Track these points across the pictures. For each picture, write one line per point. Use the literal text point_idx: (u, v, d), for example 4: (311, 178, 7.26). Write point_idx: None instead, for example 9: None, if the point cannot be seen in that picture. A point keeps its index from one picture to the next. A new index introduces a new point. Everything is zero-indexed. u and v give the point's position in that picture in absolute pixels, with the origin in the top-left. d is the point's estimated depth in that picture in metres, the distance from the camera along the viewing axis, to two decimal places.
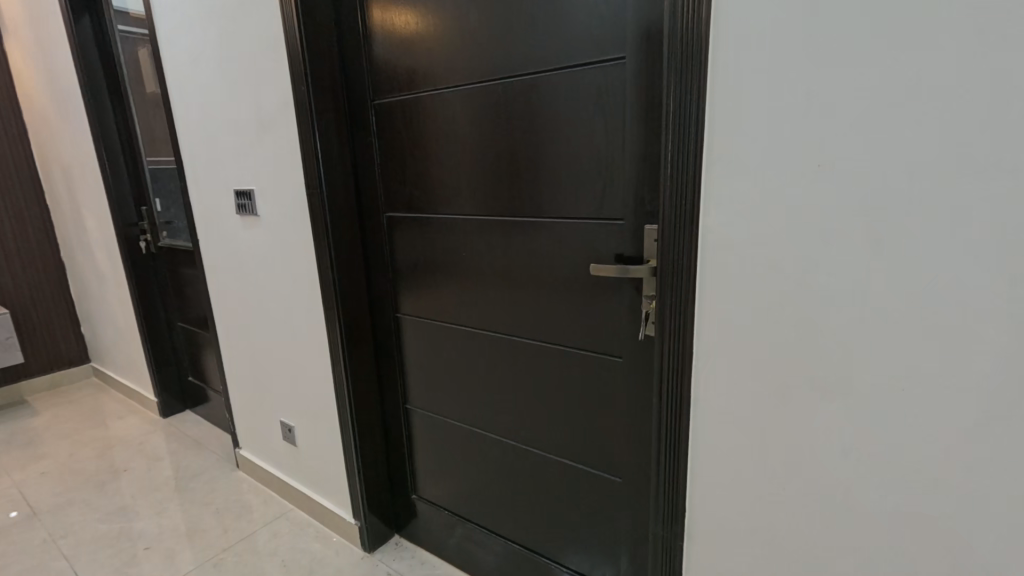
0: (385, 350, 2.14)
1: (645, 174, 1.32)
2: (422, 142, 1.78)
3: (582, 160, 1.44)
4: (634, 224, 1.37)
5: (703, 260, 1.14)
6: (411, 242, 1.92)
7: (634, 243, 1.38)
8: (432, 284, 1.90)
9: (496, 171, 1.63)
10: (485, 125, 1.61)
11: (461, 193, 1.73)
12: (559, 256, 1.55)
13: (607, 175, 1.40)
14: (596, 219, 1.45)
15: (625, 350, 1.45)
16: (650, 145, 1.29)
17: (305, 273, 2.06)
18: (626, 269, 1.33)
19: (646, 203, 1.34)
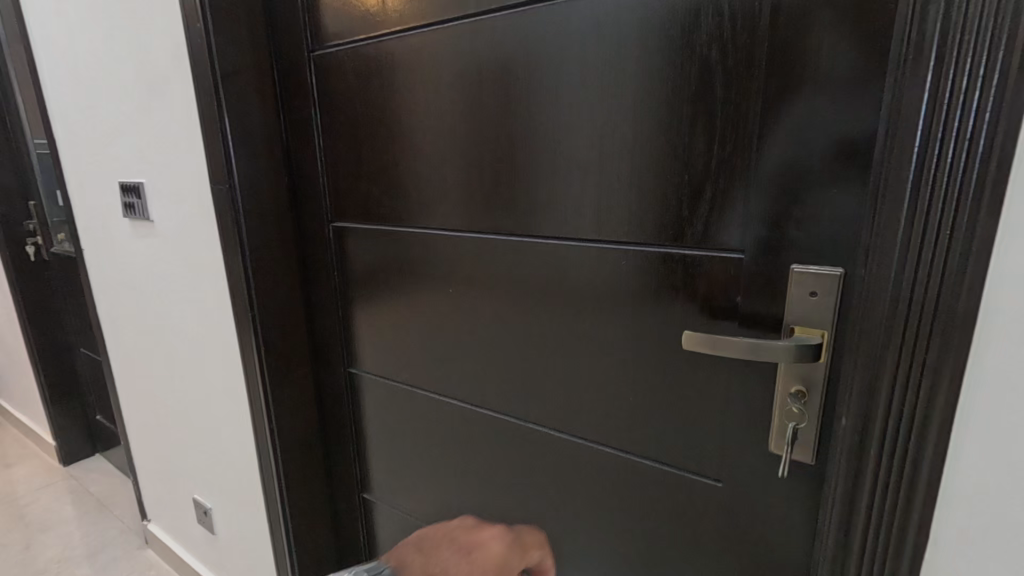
0: (333, 418, 1.51)
1: (816, 180, 0.69)
2: (388, 119, 1.15)
3: (660, 152, 0.82)
4: (774, 270, 0.75)
5: (977, 358, 0.54)
6: (371, 268, 1.30)
7: (771, 297, 0.76)
8: (404, 332, 1.28)
9: (505, 166, 1.01)
10: (488, 93, 1.00)
11: (454, 199, 1.11)
12: (607, 307, 0.93)
13: (714, 178, 0.78)
14: (686, 253, 0.83)
15: (722, 469, 0.86)
16: (842, 130, 0.67)
17: (216, 310, 1.41)
18: (765, 348, 0.71)
19: (812, 235, 0.71)
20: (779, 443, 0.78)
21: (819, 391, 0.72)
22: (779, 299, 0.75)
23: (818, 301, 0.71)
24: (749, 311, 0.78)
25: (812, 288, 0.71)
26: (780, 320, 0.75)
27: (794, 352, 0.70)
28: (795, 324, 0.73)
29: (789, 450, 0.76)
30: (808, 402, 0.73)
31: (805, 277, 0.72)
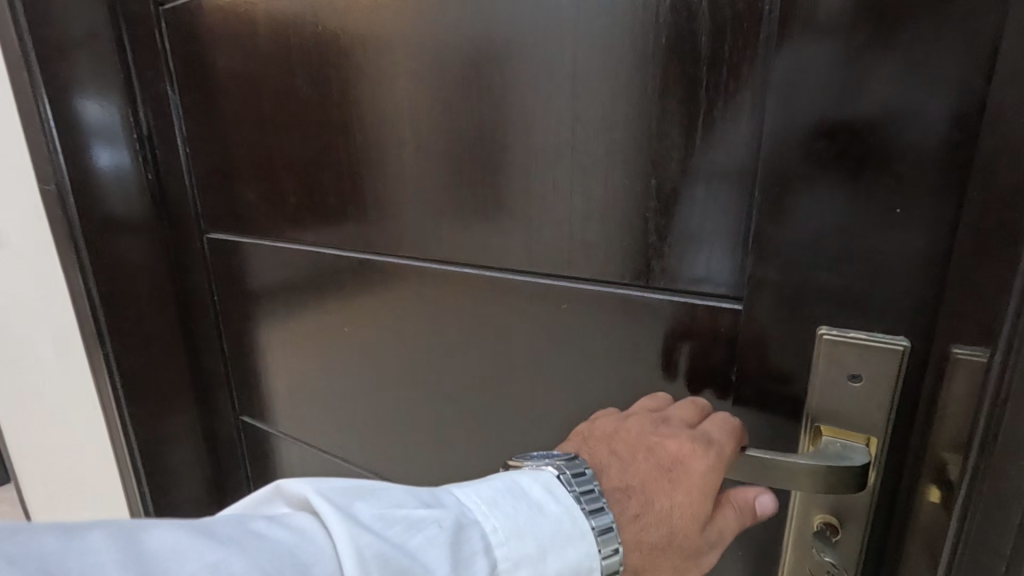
0: (228, 473, 1.21)
1: (873, 201, 0.42)
2: (257, 100, 0.83)
3: (631, 152, 0.56)
4: (793, 335, 0.47)
5: None
6: (252, 294, 0.99)
7: (789, 375, 0.48)
8: (299, 377, 0.99)
9: (410, 168, 0.72)
10: (390, 65, 0.70)
11: (345, 212, 0.80)
12: (552, 358, 0.67)
13: (713, 192, 0.53)
14: (665, 294, 0.58)
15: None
16: (927, 118, 0.39)
17: (64, 343, 1.10)
18: (781, 466, 0.45)
19: (860, 285, 0.43)
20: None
21: (861, 527, 0.46)
22: (802, 381, 0.47)
23: (862, 388, 0.44)
24: (752, 395, 0.50)
25: (854, 367, 0.44)
26: (799, 410, 0.48)
27: (827, 477, 0.43)
28: (823, 422, 0.46)
29: None
30: (844, 543, 0.46)
31: (841, 350, 0.44)
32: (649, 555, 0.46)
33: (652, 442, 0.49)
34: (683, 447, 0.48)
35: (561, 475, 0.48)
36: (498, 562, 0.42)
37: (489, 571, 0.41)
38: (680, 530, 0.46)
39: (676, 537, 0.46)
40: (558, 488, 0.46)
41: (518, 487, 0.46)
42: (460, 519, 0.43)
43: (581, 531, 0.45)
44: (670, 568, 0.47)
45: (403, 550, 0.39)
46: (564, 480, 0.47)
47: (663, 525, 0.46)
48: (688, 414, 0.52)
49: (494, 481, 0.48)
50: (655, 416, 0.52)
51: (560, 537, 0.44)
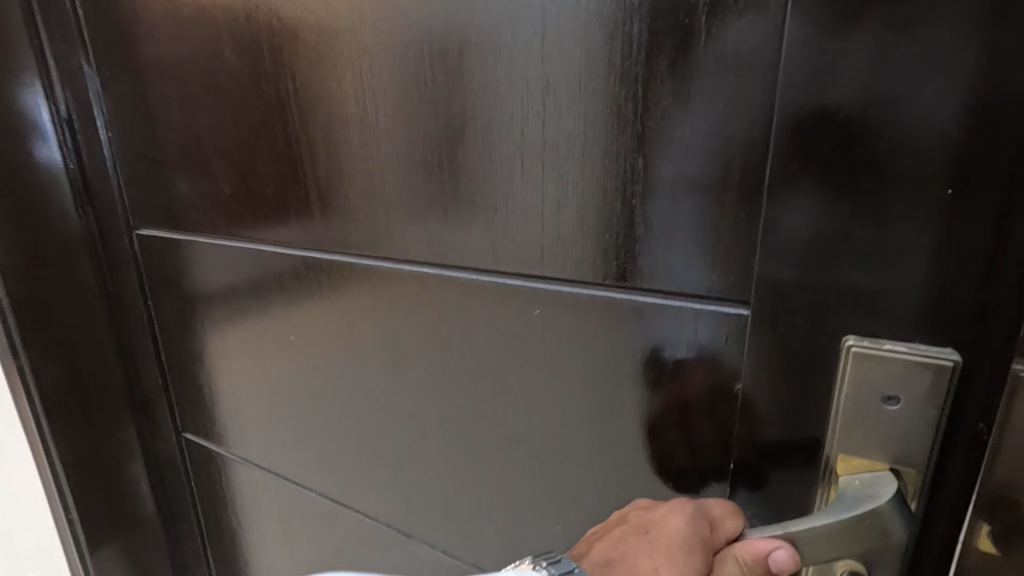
0: (172, 492, 1.08)
1: (905, 180, 0.34)
2: (183, 78, 0.72)
3: (617, 133, 0.47)
4: (807, 344, 0.39)
5: None
6: (192, 300, 0.88)
7: (804, 393, 0.40)
8: (247, 389, 0.87)
9: (359, 154, 0.62)
10: (333, 34, 0.59)
11: (288, 200, 0.69)
12: (527, 366, 0.58)
13: (704, 180, 0.44)
14: (648, 292, 0.50)
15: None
16: (982, 76, 0.31)
17: None
18: (796, 540, 0.38)
19: (887, 285, 0.36)
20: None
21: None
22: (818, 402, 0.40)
23: (894, 414, 0.36)
24: (760, 417, 0.43)
25: (886, 390, 0.37)
26: (817, 440, 0.40)
27: (845, 526, 0.37)
28: (846, 455, 0.39)
29: None
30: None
31: (870, 367, 0.37)
32: None
33: (634, 525, 0.44)
34: (662, 515, 0.43)
35: (535, 559, 0.41)
36: None
37: None
38: None
39: None
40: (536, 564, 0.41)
41: None
42: None
43: None
44: None
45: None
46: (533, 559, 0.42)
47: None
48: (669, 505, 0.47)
49: None
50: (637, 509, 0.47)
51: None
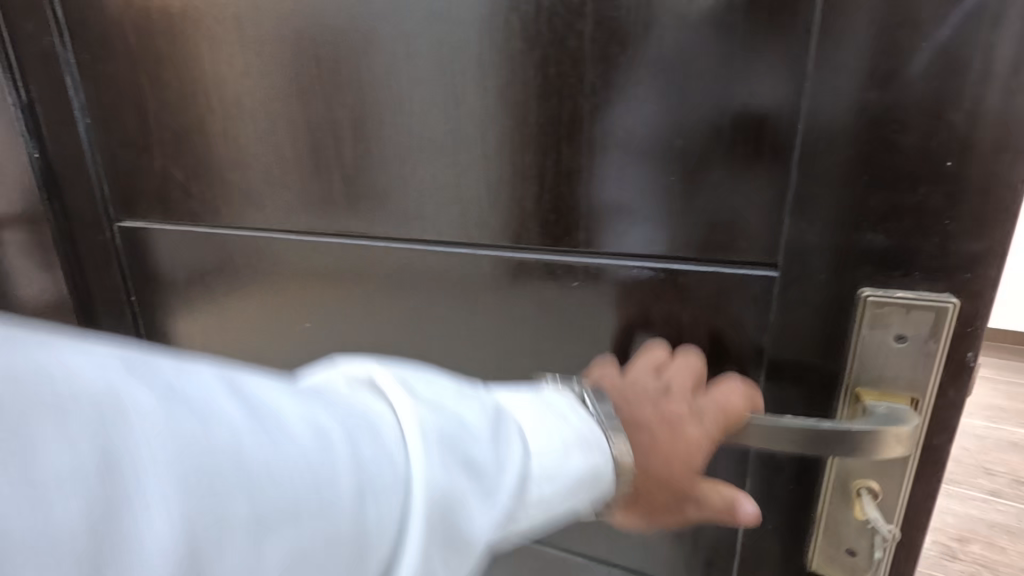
0: None
1: (878, 151, 0.41)
2: (160, 71, 0.68)
3: (564, 103, 0.50)
4: (813, 299, 0.46)
5: None
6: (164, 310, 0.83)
7: (819, 342, 0.46)
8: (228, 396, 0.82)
9: (347, 139, 0.60)
10: (310, 17, 0.58)
11: (274, 198, 0.67)
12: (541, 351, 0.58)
13: (671, 146, 0.47)
14: (636, 260, 0.52)
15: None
16: (976, 64, 0.37)
17: None
18: (841, 449, 0.42)
19: (871, 237, 0.43)
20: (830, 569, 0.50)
21: (898, 487, 0.46)
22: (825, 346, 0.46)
23: (909, 347, 0.43)
24: (777, 364, 0.48)
25: (898, 329, 0.43)
26: (838, 375, 0.46)
27: (866, 434, 0.41)
28: (865, 390, 0.45)
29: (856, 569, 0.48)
30: (883, 504, 0.47)
31: (884, 312, 0.43)
32: (642, 477, 0.40)
33: (666, 381, 0.46)
34: (703, 404, 0.45)
35: (582, 398, 0.43)
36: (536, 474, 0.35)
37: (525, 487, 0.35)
38: (676, 463, 0.41)
39: (672, 471, 0.41)
40: (591, 416, 0.41)
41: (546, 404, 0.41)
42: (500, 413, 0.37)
43: (597, 443, 0.39)
44: (662, 501, 0.41)
45: (448, 470, 0.31)
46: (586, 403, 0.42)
47: (667, 464, 0.41)
48: (690, 375, 0.48)
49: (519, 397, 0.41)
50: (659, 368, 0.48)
51: (583, 477, 0.37)
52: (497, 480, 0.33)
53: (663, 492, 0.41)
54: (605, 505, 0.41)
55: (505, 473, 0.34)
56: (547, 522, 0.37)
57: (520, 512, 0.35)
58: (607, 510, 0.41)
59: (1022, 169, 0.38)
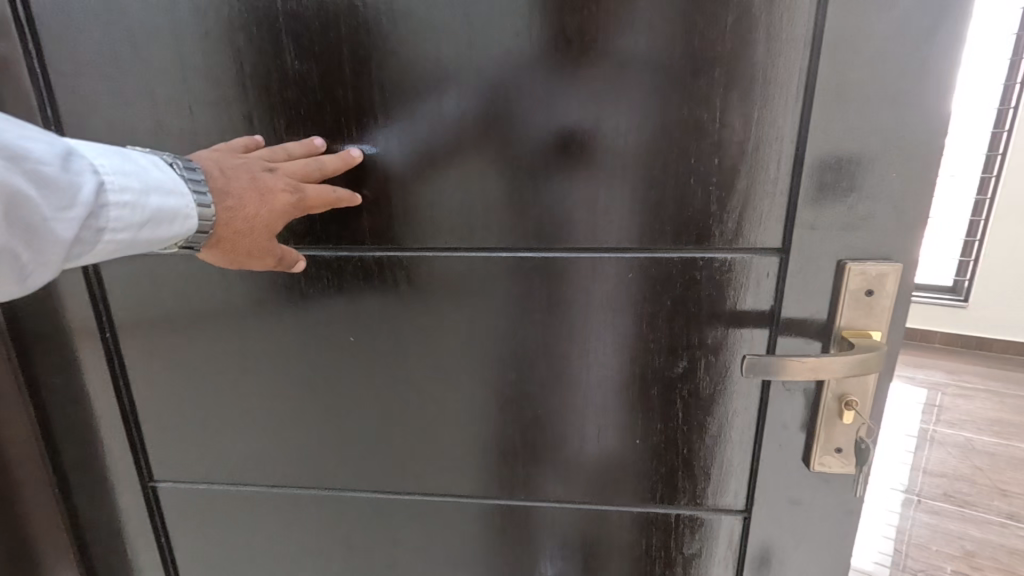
0: None
1: (689, 144, 0.45)
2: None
3: (366, 118, 0.47)
4: (670, 273, 0.49)
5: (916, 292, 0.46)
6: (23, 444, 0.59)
7: (668, 316, 0.50)
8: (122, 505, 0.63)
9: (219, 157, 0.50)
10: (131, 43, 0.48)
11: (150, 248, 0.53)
12: (447, 370, 0.54)
13: (501, 152, 0.47)
14: (484, 257, 0.50)
15: (646, 567, 0.59)
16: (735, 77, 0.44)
17: None
18: (834, 358, 0.44)
19: (713, 210, 0.47)
20: (708, 487, 0.55)
21: (873, 399, 0.49)
22: (697, 312, 0.50)
23: (882, 299, 0.46)
24: (777, 340, 0.49)
25: (869, 285, 0.46)
26: (824, 322, 0.48)
27: (860, 357, 0.44)
28: (852, 333, 0.47)
29: (846, 463, 0.50)
30: (864, 408, 0.49)
31: (869, 270, 0.46)
32: (244, 236, 0.43)
33: (276, 170, 0.44)
34: (309, 190, 0.45)
35: (175, 166, 0.40)
36: (108, 194, 0.36)
37: (100, 204, 0.36)
38: (248, 234, 0.43)
39: (244, 236, 0.43)
40: (184, 183, 0.40)
41: (123, 153, 0.38)
42: (70, 151, 0.35)
43: (177, 195, 0.39)
44: (248, 256, 0.45)
45: (8, 171, 0.32)
46: (198, 190, 0.40)
47: (243, 234, 0.43)
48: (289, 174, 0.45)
49: (108, 147, 0.38)
50: (272, 158, 0.45)
51: (172, 211, 0.39)
52: (71, 203, 0.35)
53: (249, 245, 0.44)
54: (187, 243, 0.41)
55: (73, 195, 0.35)
56: (136, 248, 0.39)
57: (99, 229, 0.37)
58: (192, 247, 0.42)
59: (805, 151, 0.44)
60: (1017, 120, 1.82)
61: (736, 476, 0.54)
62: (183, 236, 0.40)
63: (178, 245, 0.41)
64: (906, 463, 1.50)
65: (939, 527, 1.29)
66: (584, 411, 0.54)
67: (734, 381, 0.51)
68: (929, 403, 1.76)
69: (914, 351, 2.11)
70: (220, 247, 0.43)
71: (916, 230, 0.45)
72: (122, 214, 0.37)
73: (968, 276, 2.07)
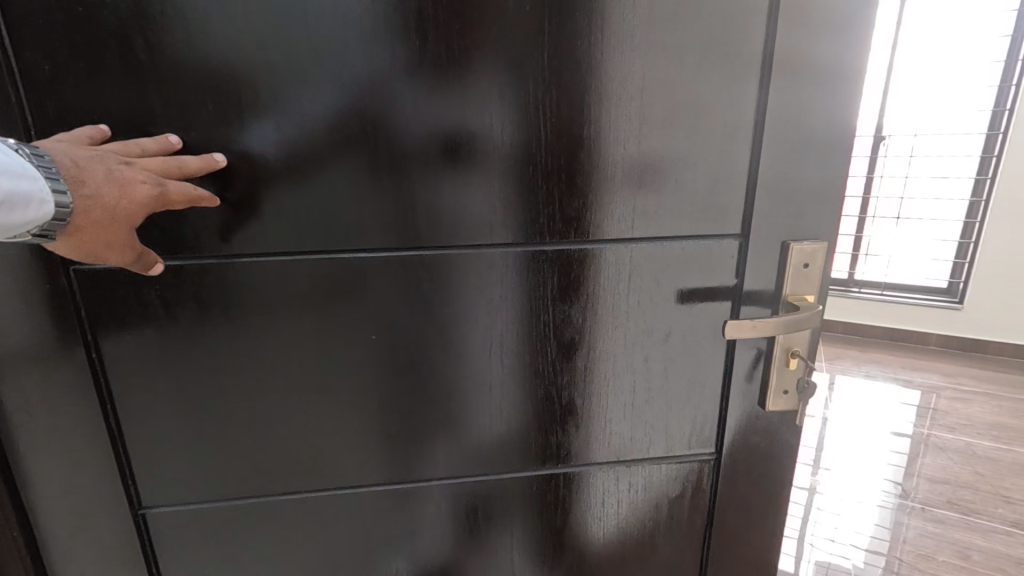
0: None
1: (557, 137, 0.46)
2: None
3: (221, 104, 0.42)
4: (544, 263, 0.49)
5: (816, 265, 0.52)
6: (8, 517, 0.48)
7: (550, 307, 0.51)
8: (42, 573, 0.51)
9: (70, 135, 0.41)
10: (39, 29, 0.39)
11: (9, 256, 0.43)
12: (326, 371, 0.49)
13: (368, 150, 0.44)
14: (359, 256, 0.47)
15: (538, 539, 0.58)
16: (602, 79, 0.45)
17: None
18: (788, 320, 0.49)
19: (590, 200, 0.48)
20: (592, 460, 0.56)
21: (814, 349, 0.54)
22: (568, 299, 0.51)
23: (815, 270, 0.52)
24: (738, 310, 0.52)
25: (805, 259, 0.51)
26: (773, 291, 0.52)
27: (799, 315, 0.50)
28: (796, 298, 0.52)
29: (795, 402, 0.55)
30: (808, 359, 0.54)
31: (807, 246, 0.51)
32: (96, 230, 0.37)
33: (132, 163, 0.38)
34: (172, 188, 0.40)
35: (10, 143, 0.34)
36: None
37: None
38: (104, 228, 0.38)
39: (98, 231, 0.37)
40: (34, 168, 0.34)
41: None
42: None
43: (30, 176, 0.34)
44: (96, 252, 0.39)
45: None
46: (52, 177, 0.35)
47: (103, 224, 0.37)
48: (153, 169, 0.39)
49: None
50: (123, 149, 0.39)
51: (28, 196, 0.33)
52: None
53: (100, 241, 0.38)
54: (42, 230, 0.35)
55: None
56: None
57: None
58: (45, 236, 0.36)
59: (673, 148, 0.48)
60: (1013, 121, 1.82)
61: (614, 446, 0.56)
62: (35, 224, 0.34)
63: (30, 234, 0.35)
64: (895, 465, 1.48)
65: (943, 536, 1.24)
66: (470, 411, 0.53)
67: (625, 362, 0.53)
68: (923, 405, 1.74)
69: (910, 352, 2.08)
70: (74, 237, 0.37)
71: (829, 210, 0.51)
72: None
73: (963, 277, 2.03)
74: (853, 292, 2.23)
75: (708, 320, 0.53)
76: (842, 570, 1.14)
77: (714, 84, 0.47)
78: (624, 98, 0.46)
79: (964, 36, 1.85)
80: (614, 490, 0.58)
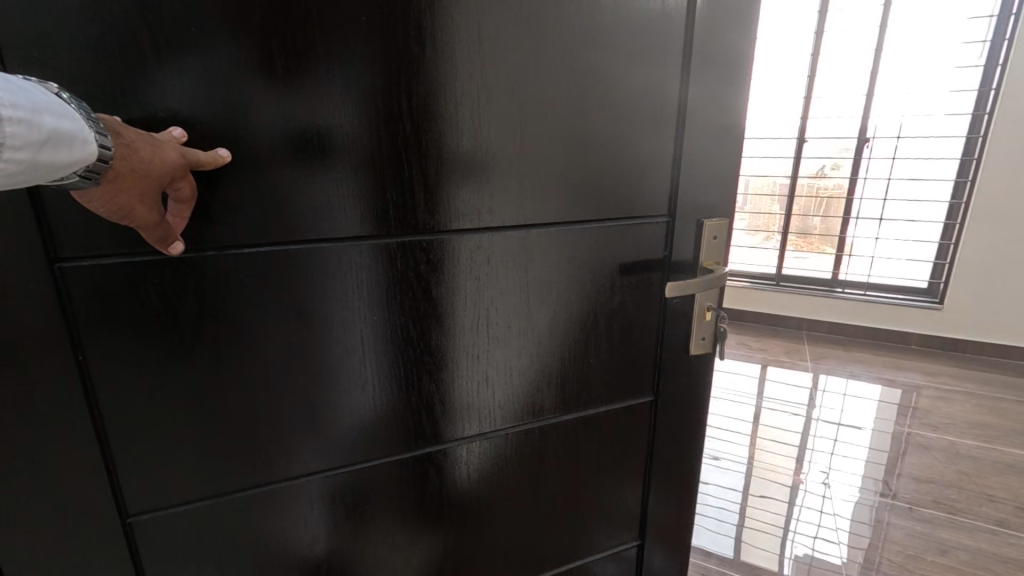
0: None
1: (404, 133, 0.48)
2: None
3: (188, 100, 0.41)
4: (397, 253, 0.51)
5: (722, 234, 0.63)
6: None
7: (414, 294, 0.53)
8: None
9: None
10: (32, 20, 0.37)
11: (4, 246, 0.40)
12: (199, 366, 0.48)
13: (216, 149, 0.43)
14: (227, 252, 0.46)
15: (410, 515, 0.60)
16: (455, 80, 0.48)
17: None
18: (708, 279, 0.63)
19: (440, 191, 0.51)
20: (457, 436, 0.59)
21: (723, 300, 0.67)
22: (423, 287, 0.53)
23: (722, 239, 0.64)
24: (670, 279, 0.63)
25: (716, 232, 0.63)
26: (693, 262, 0.63)
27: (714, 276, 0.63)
28: (710, 263, 0.64)
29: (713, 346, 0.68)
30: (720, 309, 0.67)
31: (716, 220, 0.63)
32: (135, 179, 0.38)
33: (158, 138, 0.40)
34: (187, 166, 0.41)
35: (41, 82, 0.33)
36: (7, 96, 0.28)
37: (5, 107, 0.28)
38: (142, 181, 0.38)
39: (136, 183, 0.38)
40: (72, 111, 0.33)
41: None
42: None
43: (70, 117, 0.33)
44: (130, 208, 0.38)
45: None
46: (91, 119, 0.34)
47: (145, 168, 0.38)
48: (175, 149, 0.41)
49: None
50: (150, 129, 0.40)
51: (73, 137, 0.32)
52: None
53: (135, 197, 0.38)
54: (87, 171, 0.35)
55: None
56: (22, 178, 0.30)
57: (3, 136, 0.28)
58: (88, 179, 0.35)
59: (600, 142, 0.54)
60: (992, 124, 1.85)
61: (480, 421, 0.60)
62: (82, 164, 0.34)
63: (75, 178, 0.34)
64: (880, 464, 1.49)
65: (931, 536, 1.24)
66: (333, 404, 0.53)
67: (497, 339, 0.57)
68: (905, 405, 1.75)
69: (894, 352, 2.10)
70: (114, 183, 0.37)
71: (729, 189, 0.62)
72: (19, 132, 0.28)
73: (943, 278, 2.07)
74: (837, 292, 2.25)
75: (641, 287, 0.62)
76: (827, 568, 1.14)
77: (632, 86, 0.54)
78: (488, 97, 0.49)
79: (944, 42, 1.89)
80: (484, 462, 0.61)
